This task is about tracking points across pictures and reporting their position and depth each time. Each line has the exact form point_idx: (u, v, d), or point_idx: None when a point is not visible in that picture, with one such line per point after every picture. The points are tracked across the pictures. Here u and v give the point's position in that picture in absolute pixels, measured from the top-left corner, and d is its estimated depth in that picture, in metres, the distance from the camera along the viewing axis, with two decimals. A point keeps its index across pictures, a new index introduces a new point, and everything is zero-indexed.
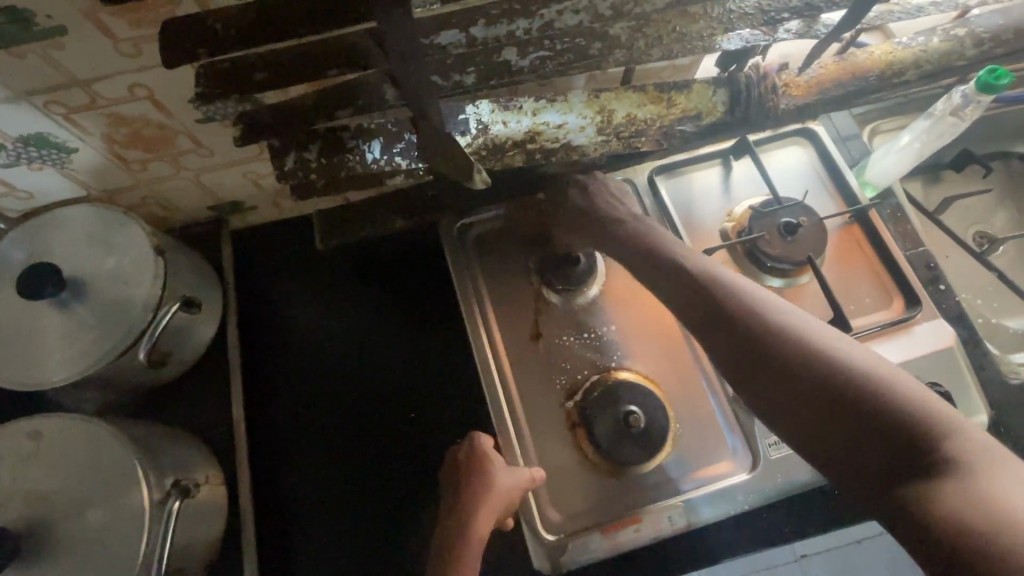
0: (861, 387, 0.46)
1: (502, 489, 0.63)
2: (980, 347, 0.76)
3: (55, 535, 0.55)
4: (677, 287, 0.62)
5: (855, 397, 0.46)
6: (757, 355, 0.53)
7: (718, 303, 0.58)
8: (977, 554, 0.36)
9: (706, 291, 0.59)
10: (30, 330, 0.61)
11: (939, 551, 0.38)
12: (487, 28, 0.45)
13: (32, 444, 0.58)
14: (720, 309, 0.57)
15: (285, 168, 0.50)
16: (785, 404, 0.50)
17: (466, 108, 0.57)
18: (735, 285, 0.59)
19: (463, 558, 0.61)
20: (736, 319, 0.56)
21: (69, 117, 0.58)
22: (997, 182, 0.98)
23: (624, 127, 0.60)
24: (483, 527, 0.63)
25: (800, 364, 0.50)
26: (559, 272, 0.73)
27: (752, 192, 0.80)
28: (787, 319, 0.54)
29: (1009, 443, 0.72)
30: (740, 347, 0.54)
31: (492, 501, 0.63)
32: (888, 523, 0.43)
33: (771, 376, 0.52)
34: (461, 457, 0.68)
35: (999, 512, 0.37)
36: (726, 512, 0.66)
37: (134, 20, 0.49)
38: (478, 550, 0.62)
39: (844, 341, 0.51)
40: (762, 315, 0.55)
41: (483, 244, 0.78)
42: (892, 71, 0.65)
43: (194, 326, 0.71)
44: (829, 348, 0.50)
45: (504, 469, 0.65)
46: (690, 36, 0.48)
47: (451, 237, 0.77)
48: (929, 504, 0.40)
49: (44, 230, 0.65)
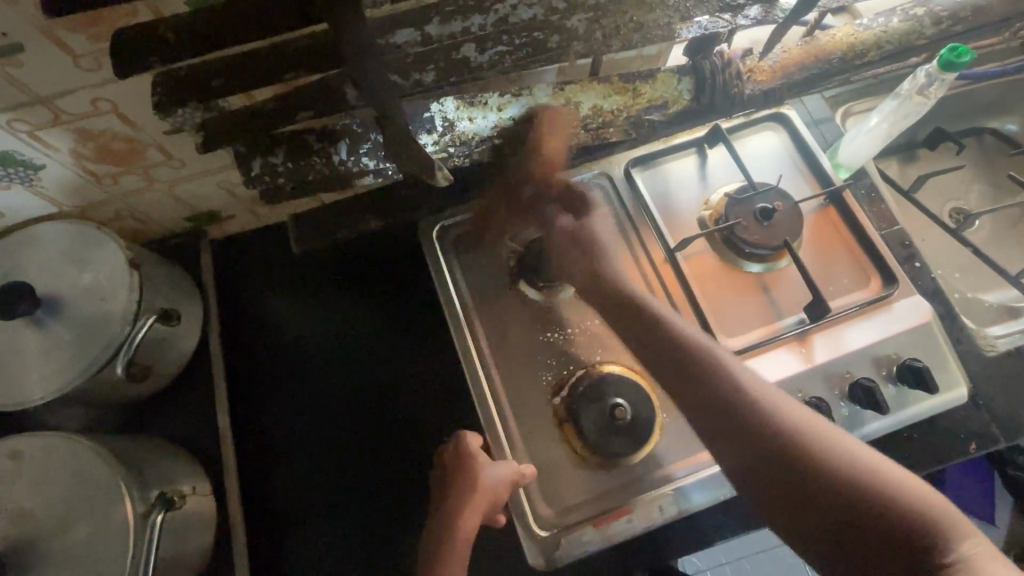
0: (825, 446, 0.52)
1: (485, 491, 0.64)
2: (956, 321, 0.78)
3: (41, 551, 0.55)
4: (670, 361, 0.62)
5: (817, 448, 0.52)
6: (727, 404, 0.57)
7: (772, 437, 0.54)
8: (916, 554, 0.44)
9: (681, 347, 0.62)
10: (7, 350, 0.61)
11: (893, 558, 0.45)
12: (442, 25, 0.46)
13: (13, 463, 0.58)
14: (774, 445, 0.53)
15: (252, 173, 0.50)
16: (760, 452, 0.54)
17: (430, 105, 0.56)
18: (784, 409, 0.55)
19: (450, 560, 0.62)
20: (796, 458, 0.52)
21: (34, 134, 0.57)
22: (970, 158, 0.99)
23: (591, 118, 0.61)
24: (468, 526, 0.64)
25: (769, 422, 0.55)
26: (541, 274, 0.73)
27: (727, 178, 0.80)
28: (843, 446, 0.52)
29: (988, 413, 0.74)
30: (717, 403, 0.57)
31: (474, 502, 0.64)
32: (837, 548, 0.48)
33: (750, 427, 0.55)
34: (450, 457, 0.70)
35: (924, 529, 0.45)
36: (715, 497, 0.67)
37: (93, 34, 0.49)
38: (464, 549, 0.63)
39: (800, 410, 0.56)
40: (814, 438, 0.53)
41: (462, 239, 0.78)
42: (855, 53, 0.66)
43: (173, 338, 0.71)
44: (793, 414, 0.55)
45: (490, 468, 0.65)
46: (648, 25, 0.49)
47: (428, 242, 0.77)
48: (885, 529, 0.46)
49: (16, 249, 0.64)
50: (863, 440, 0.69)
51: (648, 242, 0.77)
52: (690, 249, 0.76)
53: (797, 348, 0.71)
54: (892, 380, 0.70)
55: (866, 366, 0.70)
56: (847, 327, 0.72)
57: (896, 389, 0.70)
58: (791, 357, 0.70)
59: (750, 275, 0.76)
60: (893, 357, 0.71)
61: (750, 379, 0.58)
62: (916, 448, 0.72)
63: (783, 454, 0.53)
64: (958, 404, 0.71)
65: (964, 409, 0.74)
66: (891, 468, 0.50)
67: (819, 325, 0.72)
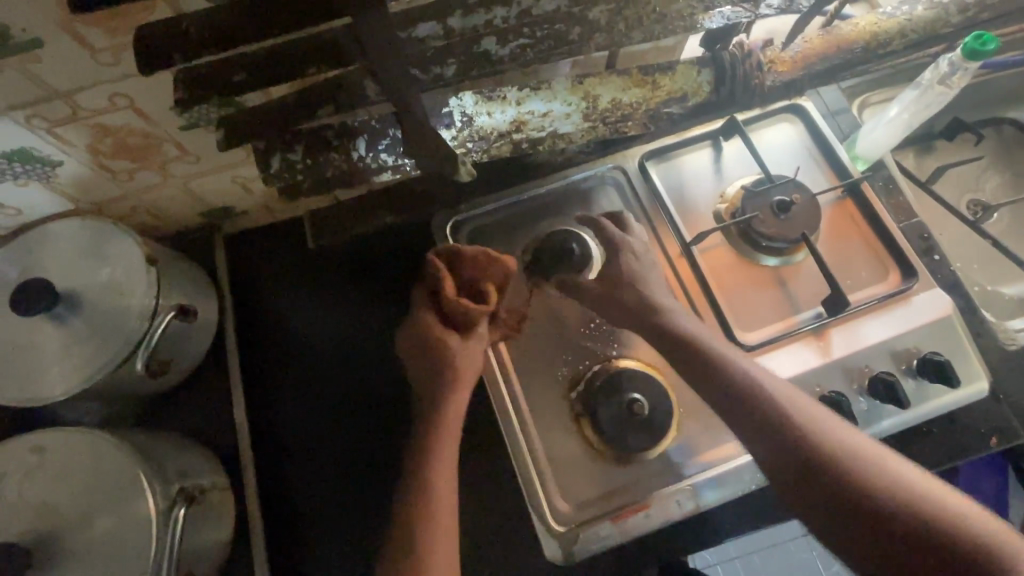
0: (856, 454, 0.56)
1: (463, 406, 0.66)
2: (975, 314, 0.77)
3: (65, 546, 0.56)
4: (692, 364, 0.63)
5: (848, 456, 0.55)
6: (760, 412, 0.59)
7: (835, 479, 0.54)
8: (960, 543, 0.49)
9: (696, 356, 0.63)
10: (27, 346, 0.61)
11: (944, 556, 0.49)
12: (465, 18, 0.45)
13: (35, 457, 0.58)
14: (823, 468, 0.55)
15: (271, 170, 0.50)
16: (797, 464, 0.56)
17: (450, 100, 0.57)
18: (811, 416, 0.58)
19: (434, 525, 0.58)
20: (831, 461, 0.55)
21: (53, 130, 0.57)
22: (988, 149, 0.98)
23: (609, 112, 0.60)
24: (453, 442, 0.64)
25: (797, 431, 0.57)
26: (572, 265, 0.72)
27: (743, 171, 0.80)
28: (868, 451, 0.56)
29: (1009, 407, 0.73)
30: (747, 413, 0.60)
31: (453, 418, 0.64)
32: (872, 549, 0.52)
33: (782, 437, 0.57)
34: (416, 382, 0.70)
35: (956, 517, 0.50)
36: (731, 493, 0.67)
37: (110, 28, 0.49)
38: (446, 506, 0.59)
39: (827, 417, 0.59)
40: (837, 442, 0.56)
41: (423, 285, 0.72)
42: (877, 42, 0.65)
43: (190, 334, 0.71)
44: (819, 423, 0.58)
45: (466, 392, 0.66)
46: (671, 15, 0.49)
47: (419, 326, 0.68)
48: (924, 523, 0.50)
49: (33, 245, 0.65)
50: (880, 436, 0.69)
51: (663, 236, 0.76)
52: (706, 242, 0.76)
53: (814, 342, 0.71)
54: (911, 375, 0.69)
55: (885, 361, 0.70)
56: (864, 322, 0.71)
57: (915, 383, 0.69)
58: (807, 352, 0.70)
59: (767, 269, 0.75)
60: (913, 352, 0.70)
61: (774, 385, 0.61)
62: (935, 443, 0.72)
63: (817, 458, 0.56)
64: (979, 397, 0.70)
65: (984, 403, 0.73)
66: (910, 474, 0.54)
67: (837, 320, 0.71)
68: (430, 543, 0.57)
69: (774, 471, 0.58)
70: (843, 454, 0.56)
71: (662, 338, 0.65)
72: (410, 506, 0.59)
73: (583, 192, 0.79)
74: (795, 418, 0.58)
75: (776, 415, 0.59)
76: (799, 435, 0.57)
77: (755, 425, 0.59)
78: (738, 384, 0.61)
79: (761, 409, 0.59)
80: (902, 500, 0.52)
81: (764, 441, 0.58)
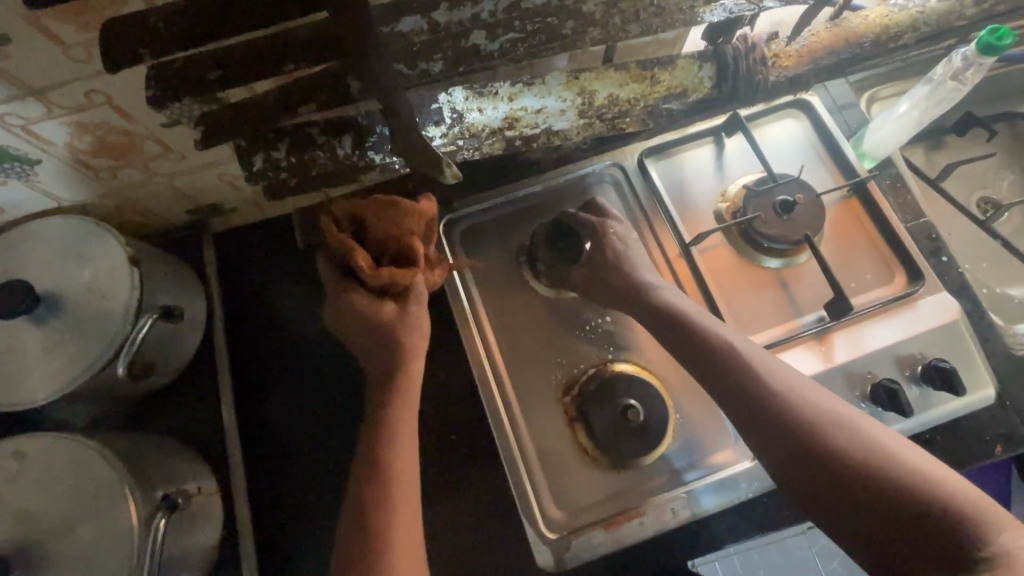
0: (834, 424, 0.54)
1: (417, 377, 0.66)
2: (984, 319, 0.75)
3: (48, 553, 0.55)
4: (675, 332, 0.62)
5: (828, 427, 0.53)
6: (738, 382, 0.58)
7: (810, 448, 0.53)
8: (932, 510, 0.47)
9: (677, 323, 0.62)
10: (9, 350, 0.60)
11: (914, 527, 0.47)
12: (450, 12, 0.44)
13: (18, 464, 0.57)
14: (797, 438, 0.54)
15: (254, 169, 0.49)
16: (773, 434, 0.55)
17: (439, 95, 0.54)
18: (790, 386, 0.56)
19: (393, 498, 0.59)
20: (808, 431, 0.53)
21: (29, 128, 0.55)
22: (1000, 145, 0.95)
23: (606, 108, 0.57)
24: (408, 423, 0.63)
25: (775, 400, 0.56)
26: (568, 251, 0.71)
27: (746, 169, 0.77)
28: (849, 420, 0.54)
29: (1016, 414, 0.71)
30: (724, 382, 0.58)
31: (411, 390, 0.65)
32: (839, 521, 0.50)
33: (759, 407, 0.56)
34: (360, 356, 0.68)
35: (933, 484, 0.48)
36: (730, 500, 0.66)
37: (82, 23, 0.47)
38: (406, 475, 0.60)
39: (807, 386, 0.57)
40: (814, 411, 0.55)
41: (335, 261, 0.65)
42: (889, 35, 0.62)
43: (176, 335, 0.69)
44: (797, 391, 0.56)
45: (420, 356, 0.67)
46: (669, 9, 0.46)
47: (353, 310, 0.63)
48: (899, 492, 0.48)
49: (14, 245, 0.63)
50: None
51: (661, 235, 0.74)
52: (706, 243, 0.74)
53: (816, 347, 0.69)
54: (916, 382, 0.67)
55: (889, 367, 0.68)
56: (868, 327, 0.69)
57: (919, 390, 0.67)
58: (809, 356, 0.68)
59: (769, 271, 0.73)
60: (918, 358, 0.68)
61: (754, 354, 0.59)
62: (939, 450, 0.70)
63: (792, 427, 0.54)
64: (985, 406, 0.68)
65: (989, 410, 0.71)
66: (891, 444, 0.52)
67: (840, 323, 0.69)
68: (391, 513, 0.58)
69: (751, 439, 0.56)
70: (821, 425, 0.54)
71: (643, 306, 0.65)
72: (365, 493, 0.59)
73: (580, 189, 0.77)
74: (773, 387, 0.56)
75: (754, 384, 0.57)
76: (774, 402, 0.56)
77: (751, 403, 0.56)
78: (717, 354, 0.59)
79: (739, 378, 0.58)
80: (876, 470, 0.50)
81: (740, 411, 0.57)
